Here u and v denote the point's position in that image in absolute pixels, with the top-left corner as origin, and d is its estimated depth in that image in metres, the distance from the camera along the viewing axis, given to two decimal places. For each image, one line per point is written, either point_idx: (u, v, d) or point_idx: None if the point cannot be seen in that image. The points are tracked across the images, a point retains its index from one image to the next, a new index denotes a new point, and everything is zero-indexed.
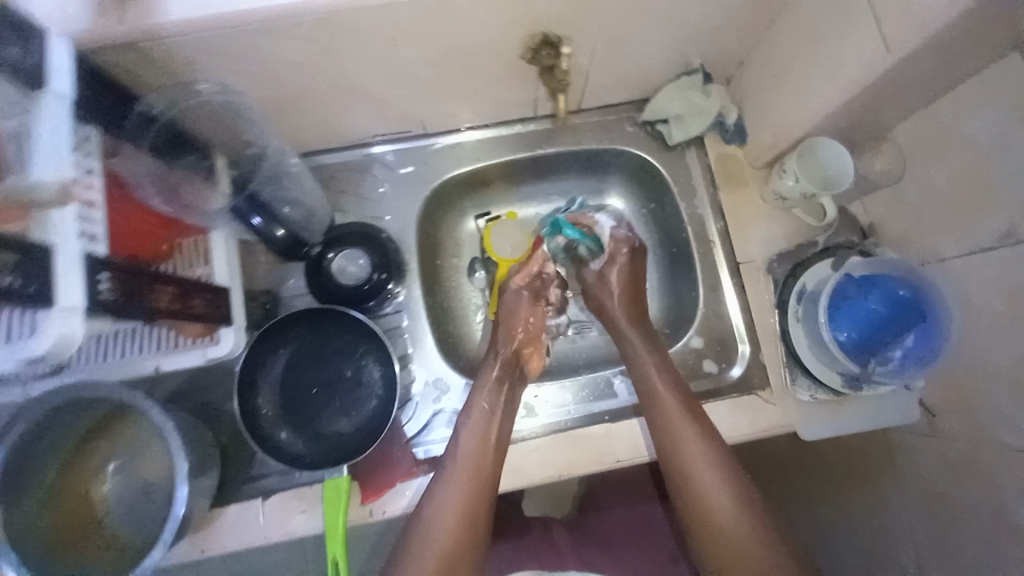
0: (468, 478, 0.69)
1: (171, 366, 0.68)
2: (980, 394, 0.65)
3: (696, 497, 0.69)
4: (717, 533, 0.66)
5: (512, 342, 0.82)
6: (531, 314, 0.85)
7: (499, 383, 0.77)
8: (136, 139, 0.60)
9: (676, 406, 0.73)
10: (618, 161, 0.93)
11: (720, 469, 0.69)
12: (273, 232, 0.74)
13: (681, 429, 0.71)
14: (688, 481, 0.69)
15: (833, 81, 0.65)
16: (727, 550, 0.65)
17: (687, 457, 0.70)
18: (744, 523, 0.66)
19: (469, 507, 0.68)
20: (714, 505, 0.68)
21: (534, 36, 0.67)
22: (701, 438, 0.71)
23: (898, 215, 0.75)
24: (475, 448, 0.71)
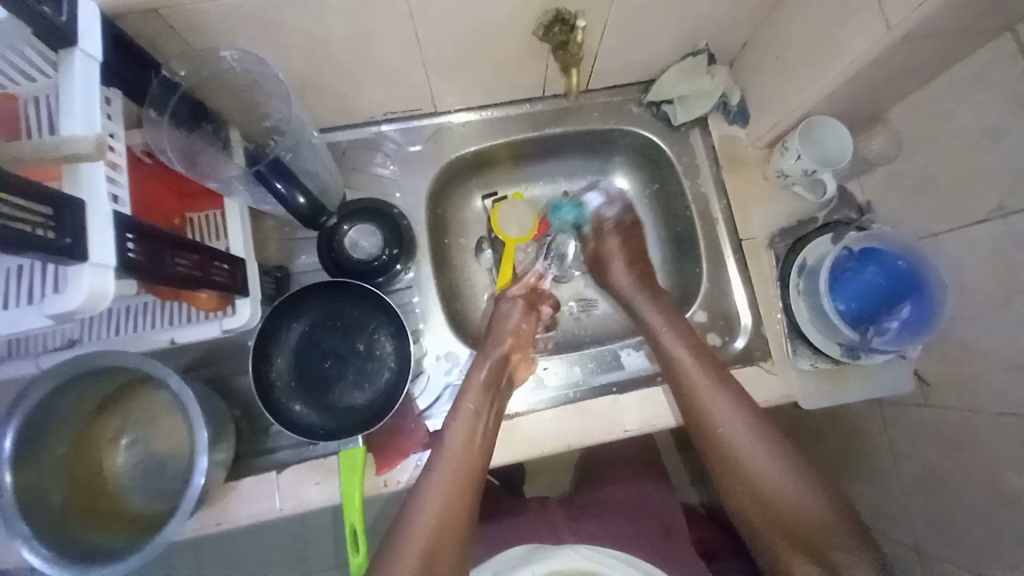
0: (451, 480, 0.71)
1: (185, 339, 0.69)
2: (973, 361, 0.68)
3: (726, 451, 0.73)
4: (751, 481, 0.72)
5: (501, 345, 0.81)
6: (521, 320, 0.86)
7: (483, 396, 0.76)
8: (157, 107, 0.61)
9: (701, 370, 0.76)
10: (622, 142, 0.95)
11: (748, 424, 0.73)
12: (295, 199, 0.72)
13: (706, 392, 0.75)
14: (719, 438, 0.74)
15: (837, 59, 0.67)
16: (761, 497, 0.71)
17: (714, 417, 0.74)
18: (777, 469, 0.71)
19: (442, 521, 0.68)
20: (746, 456, 0.73)
21: (547, 13, 0.68)
22: (728, 396, 0.75)
23: (894, 192, 0.77)
24: (454, 464, 0.71)
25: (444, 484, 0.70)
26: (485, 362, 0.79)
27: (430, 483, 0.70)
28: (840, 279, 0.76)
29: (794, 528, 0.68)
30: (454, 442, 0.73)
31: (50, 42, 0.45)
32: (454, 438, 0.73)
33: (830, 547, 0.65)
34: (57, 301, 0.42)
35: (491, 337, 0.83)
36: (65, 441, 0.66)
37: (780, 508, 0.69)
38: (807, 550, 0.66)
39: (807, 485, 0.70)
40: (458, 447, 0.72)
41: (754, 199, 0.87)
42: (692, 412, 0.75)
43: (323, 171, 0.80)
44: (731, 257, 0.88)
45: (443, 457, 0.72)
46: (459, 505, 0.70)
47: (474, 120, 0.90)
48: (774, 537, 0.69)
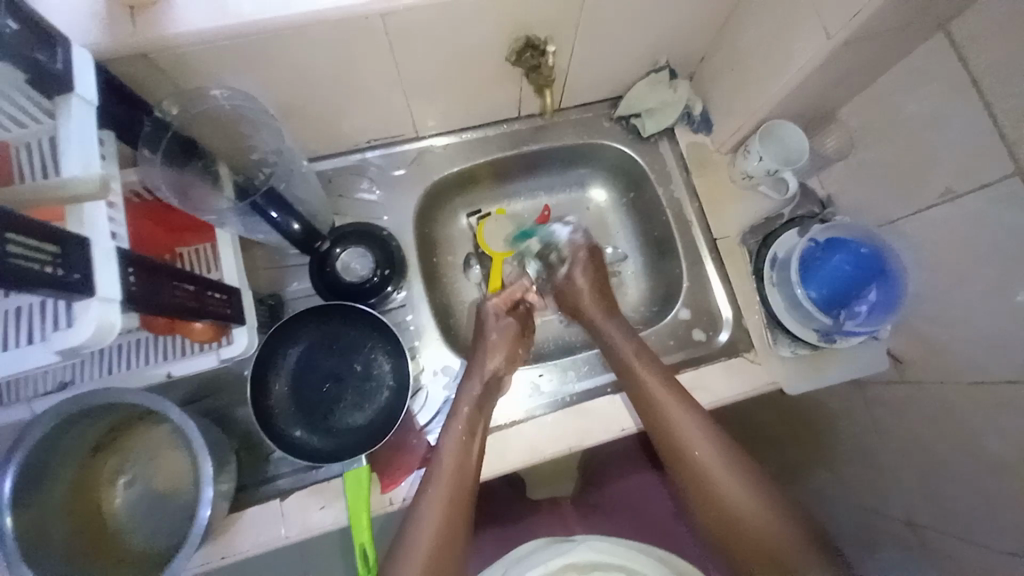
0: (447, 495, 0.70)
1: (181, 372, 0.69)
2: (941, 335, 0.73)
3: (696, 474, 0.73)
4: (719, 503, 0.70)
5: (494, 361, 0.82)
6: (511, 335, 0.86)
7: (472, 416, 0.76)
8: (149, 144, 0.64)
9: (664, 391, 0.76)
10: (597, 154, 1.00)
11: (713, 443, 0.73)
12: (290, 226, 0.75)
13: (673, 412, 0.75)
14: (688, 457, 0.74)
15: (787, 66, 0.73)
16: (732, 520, 0.69)
17: (680, 437, 0.74)
18: (743, 489, 0.70)
19: (439, 549, 0.67)
20: (713, 477, 0.72)
21: (518, 38, 0.73)
22: (692, 416, 0.75)
23: (850, 185, 0.84)
24: (449, 488, 0.70)
25: (438, 510, 0.69)
26: (476, 380, 0.80)
27: (426, 508, 0.69)
28: (812, 267, 0.82)
29: (765, 551, 0.66)
30: (446, 465, 0.72)
31: (50, 89, 0.47)
32: (447, 459, 0.72)
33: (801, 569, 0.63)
34: (64, 338, 0.43)
35: (489, 348, 0.83)
36: (63, 483, 0.65)
37: (748, 532, 0.68)
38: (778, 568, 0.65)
39: (773, 503, 0.69)
40: (450, 470, 0.72)
41: (724, 200, 0.92)
42: (659, 433, 0.76)
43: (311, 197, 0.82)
44: (708, 255, 0.92)
45: (436, 482, 0.71)
46: (454, 531, 0.69)
47: (455, 142, 0.94)
48: (748, 560, 0.68)
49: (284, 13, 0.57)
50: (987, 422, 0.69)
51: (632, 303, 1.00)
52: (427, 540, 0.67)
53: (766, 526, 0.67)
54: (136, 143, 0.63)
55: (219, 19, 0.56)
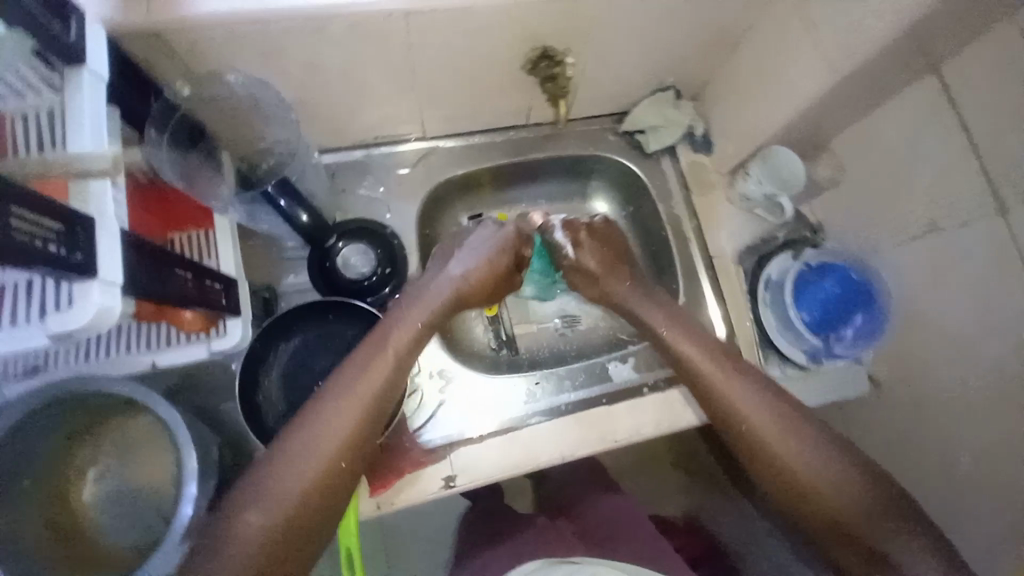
0: (341, 417, 0.63)
1: (167, 362, 0.66)
2: (918, 362, 0.77)
3: (753, 444, 0.68)
4: (781, 473, 0.66)
5: (458, 287, 0.79)
6: (492, 266, 0.82)
7: (400, 347, 0.70)
8: (157, 126, 0.61)
9: (716, 367, 0.74)
10: (600, 166, 1.01)
11: (765, 409, 0.69)
12: (297, 216, 0.73)
13: (721, 385, 0.73)
14: (746, 432, 0.69)
15: (787, 95, 0.76)
16: (799, 489, 0.64)
17: (733, 410, 0.71)
18: (808, 458, 0.65)
19: (338, 443, 0.61)
20: (773, 451, 0.67)
21: (535, 48, 0.74)
22: (746, 386, 0.72)
23: (840, 214, 0.88)
24: (371, 382, 0.66)
25: (354, 401, 0.64)
26: (418, 311, 0.75)
27: (310, 426, 0.61)
28: (804, 290, 0.84)
29: (834, 520, 0.62)
30: (380, 361, 0.68)
31: (61, 61, 0.45)
32: (379, 355, 0.68)
33: (875, 538, 0.59)
34: (59, 320, 0.40)
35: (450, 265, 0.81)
36: (29, 476, 0.61)
37: (816, 503, 0.63)
38: (851, 537, 0.61)
39: (849, 473, 0.63)
40: (384, 368, 0.68)
41: (721, 219, 0.95)
42: (715, 410, 0.73)
43: (314, 189, 0.82)
44: (703, 272, 0.94)
45: (364, 374, 0.66)
46: (367, 430, 0.63)
47: (461, 145, 0.94)
48: (823, 535, 0.63)
49: (308, 5, 0.56)
50: (957, 449, 0.72)
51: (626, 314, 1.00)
52: (333, 427, 0.62)
53: (838, 495, 0.62)
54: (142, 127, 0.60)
55: (240, 5, 0.55)
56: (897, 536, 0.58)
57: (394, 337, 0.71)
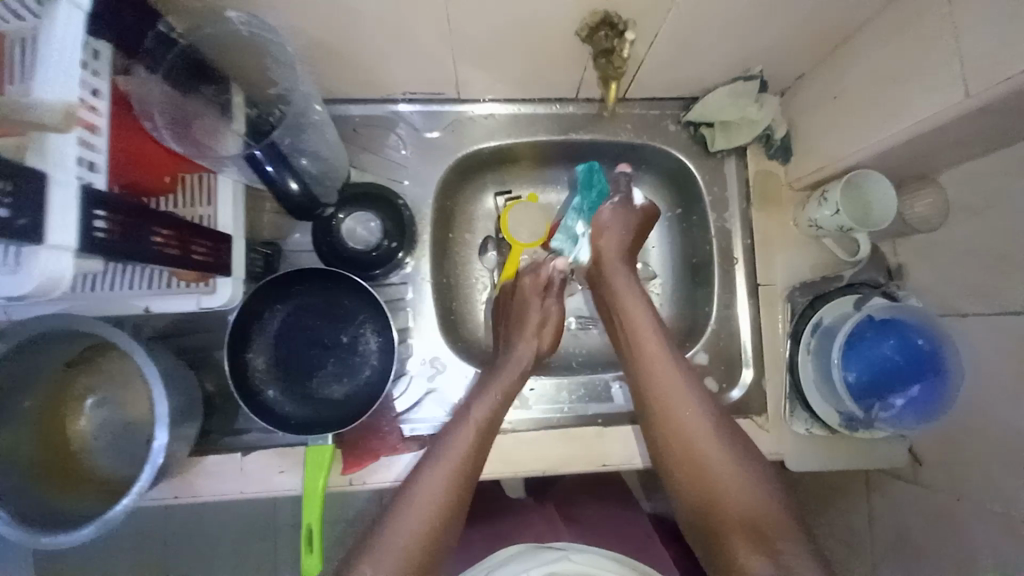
0: (444, 488, 0.65)
1: (161, 309, 0.64)
2: (973, 452, 0.68)
3: (682, 439, 0.69)
4: (699, 464, 0.67)
5: (529, 334, 0.80)
6: (540, 316, 0.82)
7: (489, 420, 0.71)
8: (149, 62, 0.54)
9: (659, 349, 0.75)
10: (652, 158, 0.88)
11: (696, 402, 0.71)
12: (284, 183, 0.67)
13: (661, 369, 0.74)
14: (677, 425, 0.70)
15: (899, 115, 0.61)
16: (707, 482, 0.66)
17: (671, 402, 0.71)
18: (723, 451, 0.67)
19: (431, 531, 0.62)
20: (699, 446, 0.68)
21: (596, 12, 0.61)
22: (679, 371, 0.74)
23: (929, 262, 0.75)
24: (457, 463, 0.67)
25: (441, 485, 0.65)
26: (502, 380, 0.75)
27: (415, 497, 0.64)
28: (857, 345, 0.72)
29: (739, 514, 0.63)
30: (461, 441, 0.69)
31: None
32: (459, 435, 0.69)
33: (774, 534, 0.60)
34: (10, 281, 0.40)
35: (519, 342, 0.79)
36: (31, 396, 0.63)
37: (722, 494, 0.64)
38: (751, 532, 0.61)
39: (750, 470, 0.66)
40: (468, 449, 0.68)
41: (781, 243, 0.82)
42: (657, 401, 0.72)
43: (329, 153, 0.71)
44: (744, 300, 0.83)
45: (447, 456, 0.67)
46: (454, 512, 0.65)
47: (498, 113, 0.84)
48: (729, 530, 0.62)
49: None
50: (992, 557, 0.65)
51: None
52: (426, 511, 0.63)
53: (740, 490, 0.64)
54: (130, 63, 0.52)
55: None
56: (790, 537, 0.60)
57: (474, 416, 0.71)
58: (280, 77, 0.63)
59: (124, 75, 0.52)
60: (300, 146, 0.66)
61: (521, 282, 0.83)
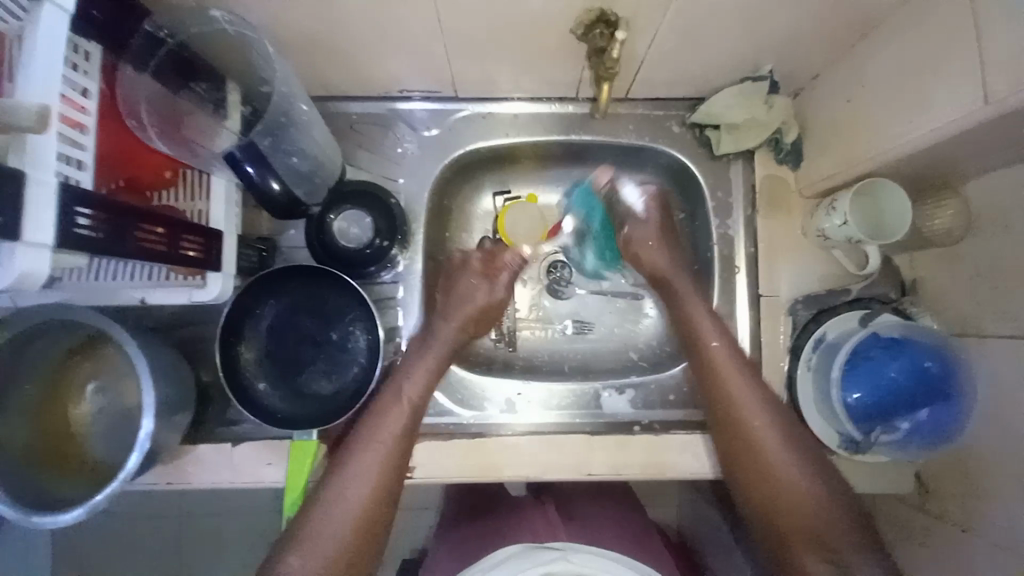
0: (376, 470, 0.65)
1: (157, 301, 0.65)
2: (983, 482, 0.64)
3: (753, 447, 0.66)
4: (766, 474, 0.65)
5: (458, 319, 0.77)
6: (488, 299, 0.80)
7: (420, 400, 0.71)
8: (135, 62, 0.56)
9: (729, 357, 0.72)
10: (655, 161, 0.85)
11: (769, 414, 0.68)
12: (267, 185, 0.66)
13: (732, 380, 0.70)
14: (750, 434, 0.67)
15: (913, 121, 0.57)
16: (775, 494, 0.64)
17: (743, 412, 0.68)
18: (794, 463, 0.65)
19: (364, 515, 0.62)
20: (769, 456, 0.66)
21: (591, 8, 0.59)
22: (748, 380, 0.70)
23: (948, 278, 0.70)
24: (391, 446, 0.66)
25: (376, 471, 0.65)
26: (433, 358, 0.74)
27: (346, 481, 0.64)
28: (861, 364, 0.69)
29: (807, 527, 0.61)
30: (393, 424, 0.68)
31: None
32: (390, 417, 0.69)
33: (841, 548, 0.59)
34: None
35: (449, 323, 0.76)
36: (31, 381, 0.66)
37: (785, 502, 0.63)
38: (818, 544, 0.60)
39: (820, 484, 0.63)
40: (399, 431, 0.68)
41: (787, 253, 0.78)
42: (723, 410, 0.69)
43: (320, 153, 0.70)
44: (745, 311, 0.80)
45: (379, 439, 0.66)
46: (389, 495, 0.65)
47: (497, 111, 0.82)
48: (794, 540, 0.61)
49: None
50: None
51: (645, 335, 0.88)
52: (358, 499, 0.63)
53: (806, 500, 0.63)
54: (117, 63, 0.55)
55: None
56: (860, 551, 0.58)
57: (406, 397, 0.70)
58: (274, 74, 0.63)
59: (112, 71, 0.54)
60: (282, 146, 0.66)
61: (470, 258, 0.82)
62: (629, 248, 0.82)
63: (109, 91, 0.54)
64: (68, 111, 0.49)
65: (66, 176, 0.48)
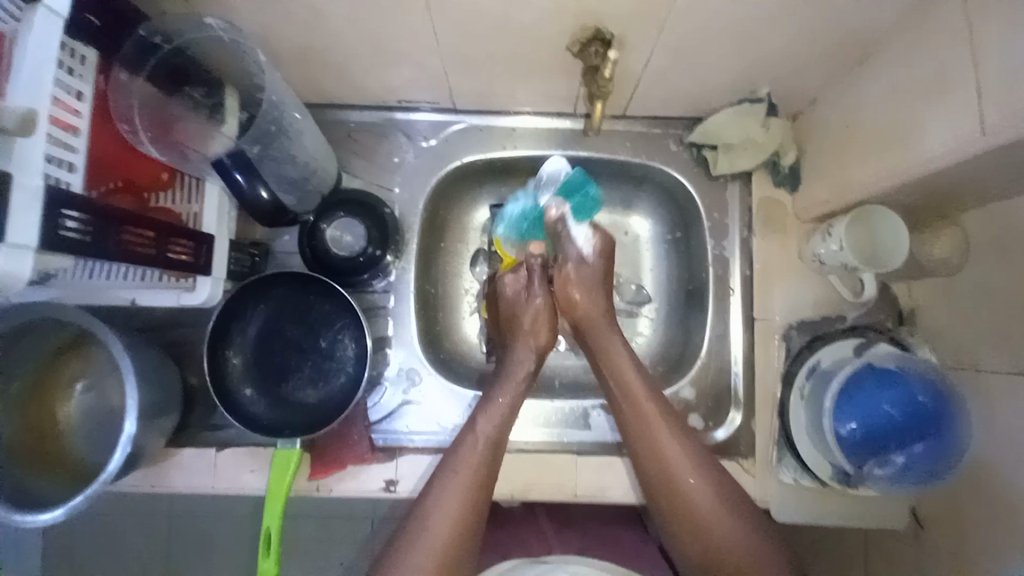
0: (467, 493, 0.64)
1: (147, 302, 0.66)
2: (979, 521, 0.62)
3: (683, 500, 0.65)
4: (704, 529, 0.63)
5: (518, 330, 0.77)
6: (532, 313, 0.77)
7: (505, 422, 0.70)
8: (129, 67, 0.57)
9: (655, 408, 0.69)
10: (651, 179, 0.85)
11: (698, 465, 0.66)
12: (255, 193, 0.68)
13: (660, 436, 0.67)
14: (675, 480, 0.65)
15: (907, 149, 0.57)
16: (714, 546, 0.63)
17: (671, 465, 0.66)
18: (727, 512, 0.64)
19: (458, 536, 0.62)
20: (702, 510, 0.64)
21: (585, 26, 0.59)
22: (674, 432, 0.68)
23: (947, 308, 0.68)
24: (472, 475, 0.66)
25: (460, 499, 0.64)
26: (513, 381, 0.73)
27: (437, 505, 0.64)
28: (853, 396, 0.67)
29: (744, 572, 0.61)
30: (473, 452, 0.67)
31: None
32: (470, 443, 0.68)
33: None
34: None
35: (518, 356, 0.75)
36: (15, 374, 0.66)
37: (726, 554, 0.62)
38: None
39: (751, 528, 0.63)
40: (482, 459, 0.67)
41: (783, 277, 0.77)
42: (655, 465, 0.67)
43: (313, 160, 0.71)
44: (738, 332, 0.79)
45: (461, 469, 0.66)
46: (475, 517, 0.64)
47: (494, 124, 0.83)
48: None
49: None
50: None
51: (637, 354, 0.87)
52: (443, 527, 0.62)
53: (742, 547, 0.62)
54: (111, 68, 0.56)
55: None
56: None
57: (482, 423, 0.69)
58: (261, 82, 0.63)
59: (106, 74, 0.56)
60: (272, 153, 0.66)
61: (502, 284, 0.78)
62: (565, 288, 0.76)
63: (103, 98, 0.55)
64: (59, 113, 0.50)
65: (54, 177, 0.49)
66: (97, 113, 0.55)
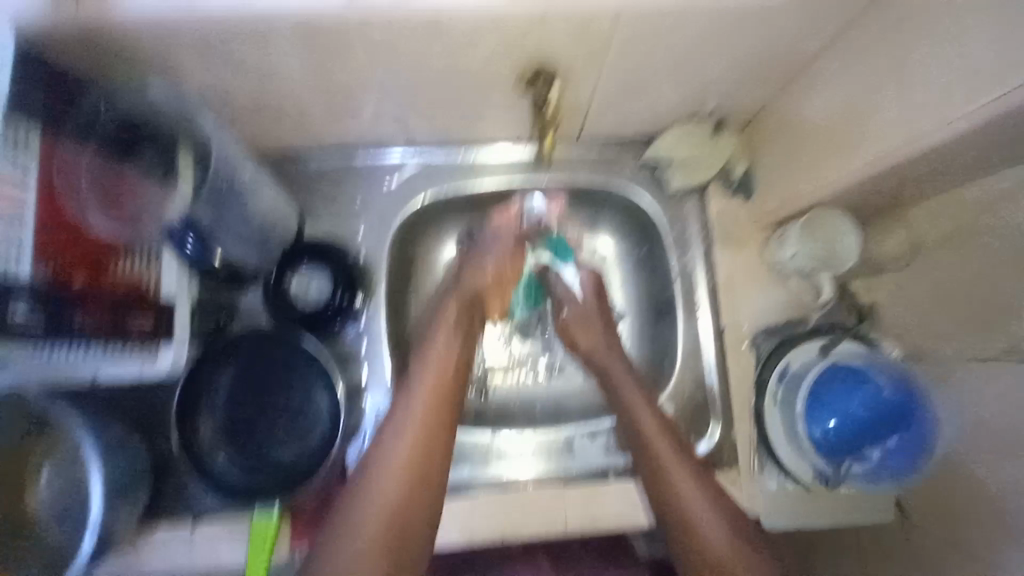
0: (424, 422, 0.65)
1: (110, 375, 0.62)
2: (962, 512, 0.62)
3: (694, 533, 0.63)
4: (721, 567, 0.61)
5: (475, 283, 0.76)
6: (495, 270, 0.77)
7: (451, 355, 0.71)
8: (76, 141, 0.58)
9: (666, 441, 0.69)
10: (612, 202, 0.87)
11: (709, 500, 0.65)
12: (210, 256, 0.67)
13: (671, 467, 0.67)
14: (688, 517, 0.64)
15: (846, 158, 0.59)
16: None
17: (683, 498, 0.65)
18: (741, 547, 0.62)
19: (420, 473, 0.63)
20: (714, 543, 0.62)
21: (527, 65, 0.61)
22: (684, 465, 0.67)
23: (904, 302, 0.71)
24: (430, 405, 0.67)
25: (419, 432, 0.65)
26: (453, 301, 0.76)
27: (395, 433, 0.65)
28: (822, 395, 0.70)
29: None
30: (413, 433, 0.65)
31: None
32: (426, 369, 0.69)
33: None
34: None
35: (452, 295, 0.76)
36: None
37: None
38: None
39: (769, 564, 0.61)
40: (415, 459, 0.63)
41: (747, 285, 0.79)
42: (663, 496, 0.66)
43: (266, 214, 0.72)
44: (710, 343, 0.80)
45: (410, 410, 0.66)
46: (438, 450, 0.65)
47: (452, 162, 0.84)
48: None
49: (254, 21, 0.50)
50: None
51: None
52: (393, 488, 0.61)
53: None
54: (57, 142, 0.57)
55: None
56: None
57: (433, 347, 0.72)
58: (207, 138, 0.62)
59: (51, 148, 0.56)
60: (227, 216, 0.65)
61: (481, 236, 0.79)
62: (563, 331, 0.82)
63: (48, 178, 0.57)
64: None
65: None
66: (45, 191, 0.56)
